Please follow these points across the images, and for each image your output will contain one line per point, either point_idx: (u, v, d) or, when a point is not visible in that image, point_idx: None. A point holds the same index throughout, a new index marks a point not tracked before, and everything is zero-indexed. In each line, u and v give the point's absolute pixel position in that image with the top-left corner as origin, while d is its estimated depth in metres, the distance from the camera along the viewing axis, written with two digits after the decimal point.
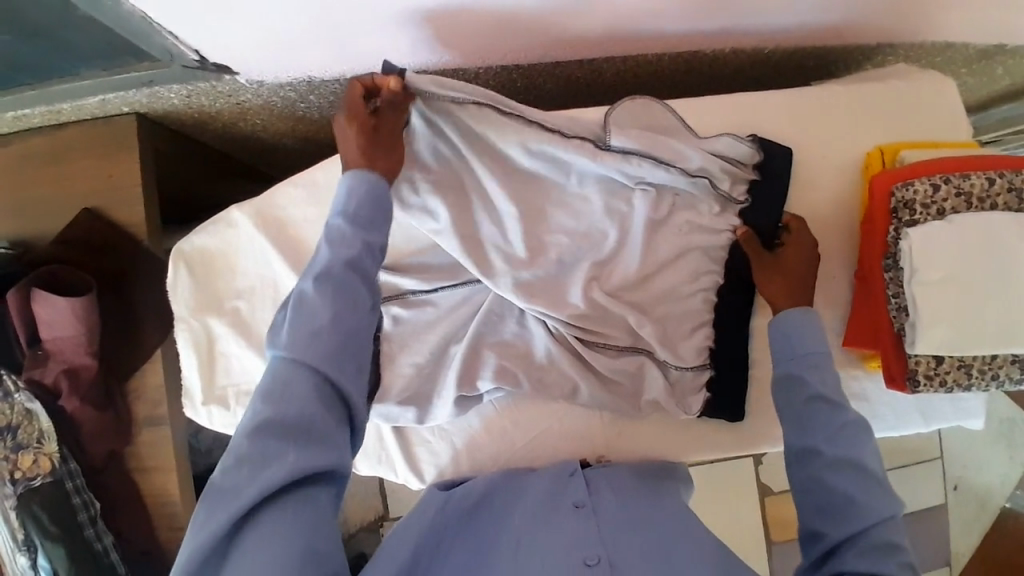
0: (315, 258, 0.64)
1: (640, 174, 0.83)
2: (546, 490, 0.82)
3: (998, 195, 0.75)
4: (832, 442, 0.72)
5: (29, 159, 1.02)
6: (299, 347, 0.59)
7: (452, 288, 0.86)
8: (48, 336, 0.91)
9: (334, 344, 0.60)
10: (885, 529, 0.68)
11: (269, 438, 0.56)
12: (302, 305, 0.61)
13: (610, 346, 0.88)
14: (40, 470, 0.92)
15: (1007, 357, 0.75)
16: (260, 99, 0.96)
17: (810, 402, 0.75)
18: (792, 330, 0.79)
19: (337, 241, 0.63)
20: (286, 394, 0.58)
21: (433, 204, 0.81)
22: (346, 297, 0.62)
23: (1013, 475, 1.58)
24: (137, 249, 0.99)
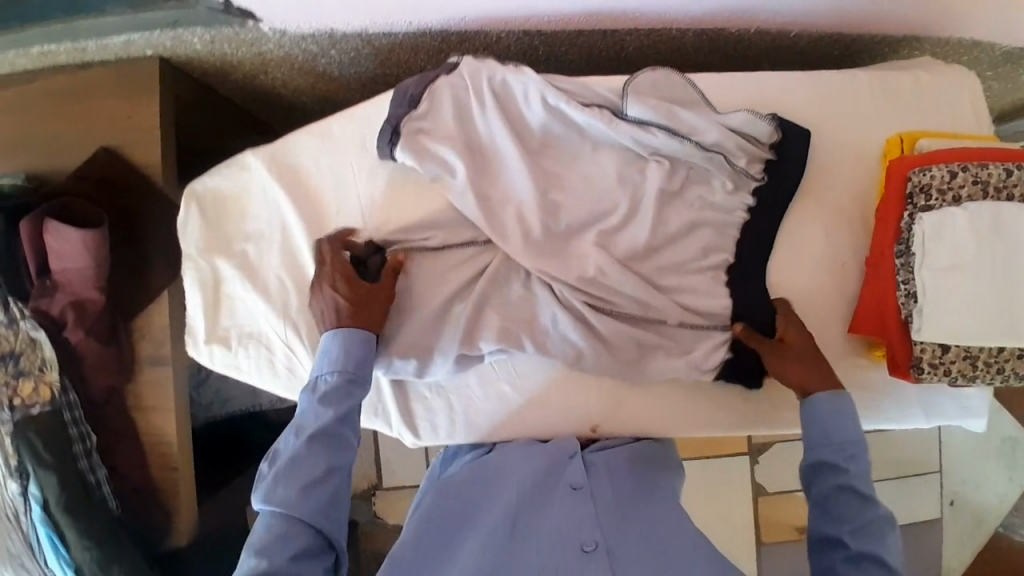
0: (304, 416, 0.74)
1: (654, 145, 0.83)
2: (543, 470, 0.83)
3: (1015, 186, 0.74)
4: (857, 537, 0.72)
5: (51, 95, 1.03)
6: (294, 505, 0.69)
7: (462, 246, 0.86)
8: (57, 267, 0.93)
9: (325, 500, 0.71)
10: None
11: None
12: (298, 465, 0.71)
13: (614, 316, 0.86)
14: (40, 398, 0.93)
15: (1014, 352, 0.74)
16: (282, 50, 0.97)
17: (838, 492, 0.75)
18: (821, 415, 0.78)
19: (329, 399, 0.74)
20: (282, 545, 0.68)
21: (453, 161, 0.83)
22: (336, 451, 0.73)
23: (1012, 495, 1.55)
24: (151, 190, 1.00)
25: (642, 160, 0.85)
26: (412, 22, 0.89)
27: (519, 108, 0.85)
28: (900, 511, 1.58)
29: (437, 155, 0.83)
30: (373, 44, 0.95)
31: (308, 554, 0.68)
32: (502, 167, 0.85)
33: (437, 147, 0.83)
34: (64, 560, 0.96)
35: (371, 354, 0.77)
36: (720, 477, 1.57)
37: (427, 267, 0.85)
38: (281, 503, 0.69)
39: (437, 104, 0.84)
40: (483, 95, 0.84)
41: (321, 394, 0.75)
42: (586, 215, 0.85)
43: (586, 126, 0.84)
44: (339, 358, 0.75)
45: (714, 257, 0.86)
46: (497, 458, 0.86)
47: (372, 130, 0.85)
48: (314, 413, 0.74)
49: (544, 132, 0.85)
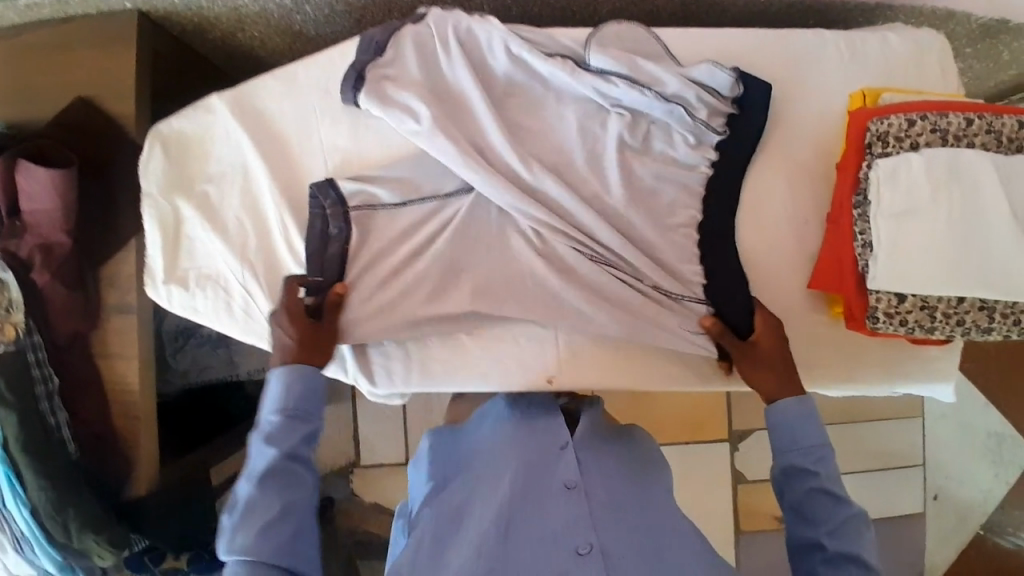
0: (254, 456, 0.70)
1: (614, 94, 0.83)
2: (532, 467, 0.77)
3: (975, 135, 0.73)
4: (836, 540, 0.69)
5: (31, 46, 1.05)
6: (255, 550, 0.64)
7: (419, 203, 0.85)
8: (27, 209, 0.94)
9: (286, 539, 0.66)
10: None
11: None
12: (252, 508, 0.66)
13: (577, 262, 0.86)
14: (4, 338, 0.92)
15: (974, 303, 0.73)
16: (257, 4, 0.98)
17: (813, 493, 0.71)
18: (787, 422, 0.75)
19: (278, 435, 0.71)
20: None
21: (415, 105, 0.82)
22: (293, 485, 0.69)
23: (997, 491, 1.52)
24: (124, 139, 1.01)
25: (604, 112, 0.85)
26: None
27: (484, 56, 0.85)
28: (883, 504, 1.55)
29: (400, 103, 0.82)
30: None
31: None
32: (467, 114, 0.85)
33: (401, 94, 0.82)
34: (19, 498, 0.95)
35: (316, 386, 0.74)
36: (699, 464, 1.54)
37: (388, 223, 0.85)
38: (240, 552, 0.65)
39: (400, 53, 0.83)
40: (444, 44, 0.84)
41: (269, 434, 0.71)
42: (548, 161, 0.85)
43: (550, 76, 0.84)
44: (282, 392, 0.72)
45: (674, 211, 0.85)
46: (484, 456, 0.79)
47: (336, 75, 0.86)
48: (263, 451, 0.69)
49: (507, 80, 0.85)
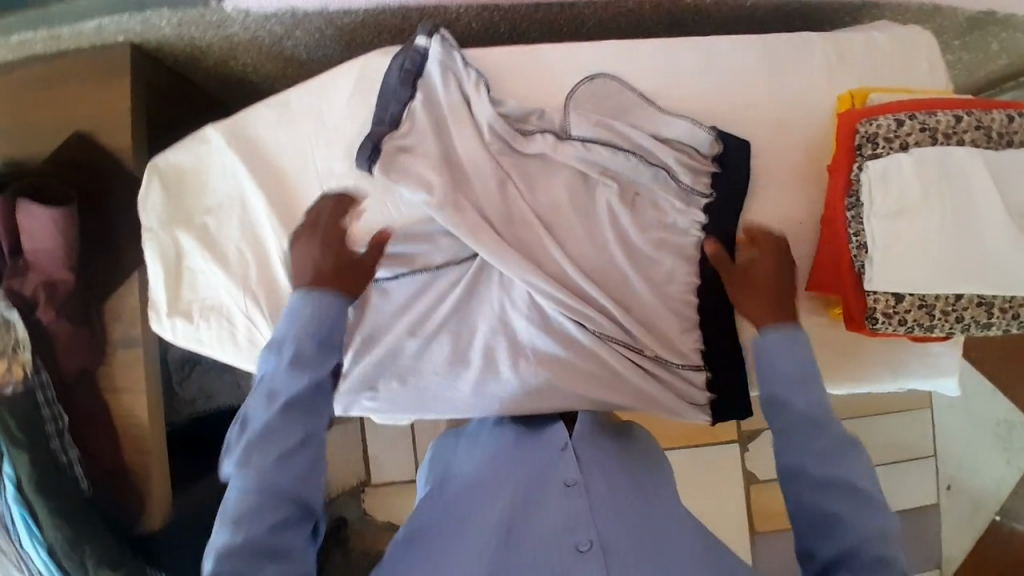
0: (277, 381, 0.70)
1: (599, 161, 0.84)
2: (534, 471, 0.75)
3: (964, 132, 0.74)
4: (820, 464, 0.70)
5: (26, 83, 1.05)
6: (271, 472, 0.65)
7: (408, 277, 0.86)
8: (28, 247, 0.94)
9: (303, 464, 0.67)
10: (871, 544, 0.66)
11: (247, 556, 0.61)
12: (272, 430, 0.67)
13: (575, 331, 0.86)
14: (12, 378, 0.93)
15: (972, 299, 0.73)
16: (247, 33, 0.98)
17: (797, 422, 0.73)
18: (770, 353, 0.77)
19: (301, 361, 0.71)
20: (262, 511, 0.63)
21: (429, 178, 0.82)
22: (312, 415, 0.69)
23: (1010, 478, 1.51)
24: (122, 172, 1.01)
25: (591, 180, 0.86)
26: None
27: (473, 111, 0.84)
28: (896, 496, 1.54)
29: (410, 173, 0.82)
30: (336, 24, 0.97)
31: (287, 519, 0.65)
32: (456, 167, 0.84)
33: (415, 167, 0.82)
34: (35, 538, 0.95)
35: (342, 316, 0.74)
36: (709, 466, 1.54)
37: (382, 301, 0.86)
38: (251, 474, 0.65)
39: (410, 110, 0.83)
40: (445, 94, 0.84)
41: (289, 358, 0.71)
42: (539, 213, 0.86)
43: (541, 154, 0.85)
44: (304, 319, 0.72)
45: (669, 220, 0.86)
46: (484, 462, 0.78)
47: (330, 101, 0.87)
48: (286, 378, 0.70)
49: (498, 140, 0.84)
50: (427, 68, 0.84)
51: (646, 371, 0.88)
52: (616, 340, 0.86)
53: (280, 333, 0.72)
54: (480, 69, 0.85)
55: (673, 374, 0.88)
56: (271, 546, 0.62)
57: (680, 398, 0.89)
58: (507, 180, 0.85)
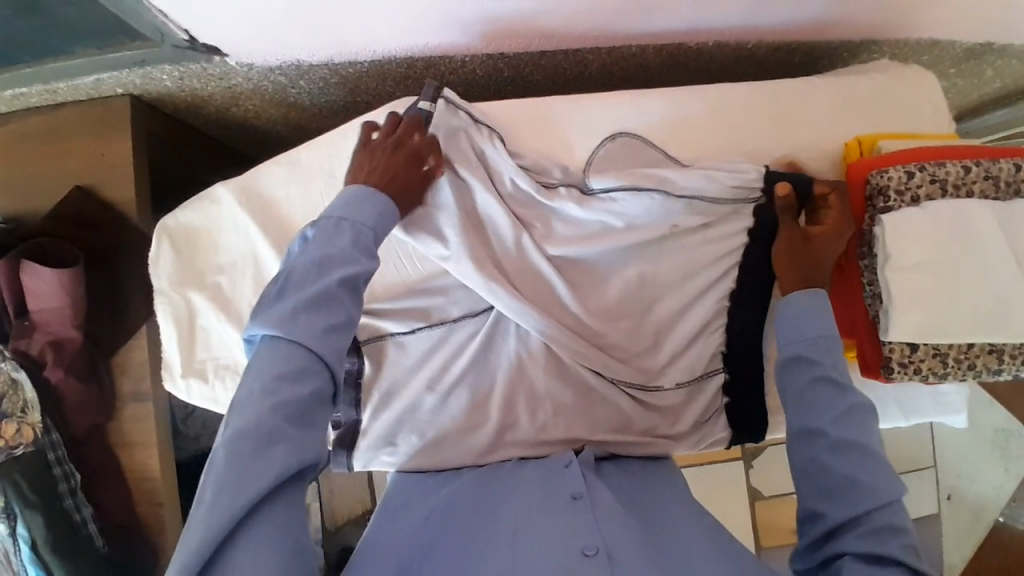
0: (328, 252, 0.64)
1: (617, 210, 0.83)
2: (542, 485, 0.77)
3: (973, 182, 0.76)
4: (839, 426, 0.68)
5: (23, 136, 1.04)
6: (316, 338, 0.60)
7: (425, 331, 0.87)
8: (35, 308, 0.93)
9: (343, 344, 0.62)
10: (884, 510, 0.65)
11: (275, 425, 0.56)
12: (322, 299, 0.61)
13: (592, 379, 0.87)
14: (23, 439, 0.91)
15: (983, 347, 0.76)
16: (251, 83, 0.98)
17: (814, 384, 0.71)
18: (798, 315, 0.74)
19: (354, 241, 0.65)
20: (299, 380, 0.58)
21: (447, 232, 0.82)
22: (357, 300, 0.64)
23: (1008, 486, 1.54)
24: (126, 226, 1.00)
25: (612, 232, 0.85)
26: (376, 49, 0.91)
27: (495, 169, 0.84)
28: None
29: (427, 229, 0.83)
30: (341, 74, 0.97)
31: (321, 397, 0.60)
32: (473, 217, 0.84)
33: (435, 219, 0.82)
34: None
35: (391, 215, 0.69)
36: (713, 484, 1.55)
37: (400, 355, 0.88)
38: (293, 335, 0.59)
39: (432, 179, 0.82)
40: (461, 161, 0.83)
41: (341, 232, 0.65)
42: (556, 266, 0.86)
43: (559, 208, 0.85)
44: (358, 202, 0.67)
45: (684, 267, 0.86)
46: (485, 475, 0.82)
47: (341, 160, 0.86)
48: (344, 254, 0.64)
49: (520, 195, 0.85)
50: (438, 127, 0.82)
51: (662, 413, 0.90)
52: (634, 385, 0.88)
53: (336, 214, 0.66)
54: (492, 125, 0.86)
55: (691, 411, 0.90)
56: (301, 424, 0.58)
57: (699, 433, 0.91)
58: (522, 235, 0.85)
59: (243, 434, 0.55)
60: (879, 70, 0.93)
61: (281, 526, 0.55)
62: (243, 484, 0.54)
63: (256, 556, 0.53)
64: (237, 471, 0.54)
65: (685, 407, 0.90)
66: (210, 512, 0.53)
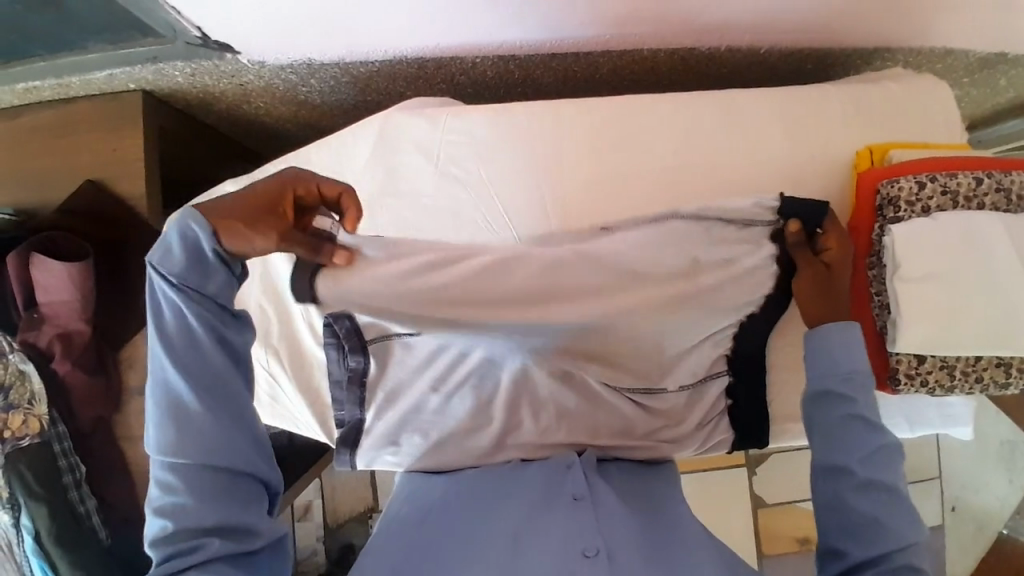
0: (157, 354, 0.61)
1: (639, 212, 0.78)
2: (544, 487, 0.78)
3: (986, 194, 0.76)
4: (866, 466, 0.69)
5: (36, 130, 1.05)
6: (185, 450, 0.59)
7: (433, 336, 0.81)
8: (44, 300, 0.94)
9: (223, 433, 0.60)
10: (904, 550, 0.66)
11: (181, 529, 0.59)
12: (177, 410, 0.60)
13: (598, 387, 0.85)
14: (29, 431, 0.93)
15: (991, 360, 0.76)
16: (262, 81, 0.98)
17: (846, 421, 0.71)
18: (828, 348, 0.73)
19: (185, 329, 0.60)
20: (189, 498, 0.59)
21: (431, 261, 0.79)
22: (216, 375, 0.61)
23: (1013, 499, 1.52)
24: (134, 221, 1.00)
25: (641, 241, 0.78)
26: (387, 49, 0.91)
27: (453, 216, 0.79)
28: None
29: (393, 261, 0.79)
30: (351, 73, 0.97)
31: (223, 490, 0.60)
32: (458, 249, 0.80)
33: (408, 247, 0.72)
34: None
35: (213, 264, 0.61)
36: (716, 489, 1.55)
37: (405, 357, 0.85)
38: (168, 457, 0.60)
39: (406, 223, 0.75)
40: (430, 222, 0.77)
41: (170, 326, 0.60)
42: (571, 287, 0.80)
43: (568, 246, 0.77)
44: (171, 269, 0.60)
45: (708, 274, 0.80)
46: (495, 477, 0.82)
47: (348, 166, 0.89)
48: (182, 358, 0.60)
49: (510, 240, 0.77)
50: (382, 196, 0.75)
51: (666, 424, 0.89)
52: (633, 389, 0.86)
53: (171, 292, 0.60)
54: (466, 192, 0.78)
55: (694, 413, 0.89)
56: (217, 516, 0.59)
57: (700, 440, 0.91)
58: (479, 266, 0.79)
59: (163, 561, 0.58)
60: (889, 79, 0.92)
61: None
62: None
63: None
64: None
65: (689, 414, 0.90)
66: None
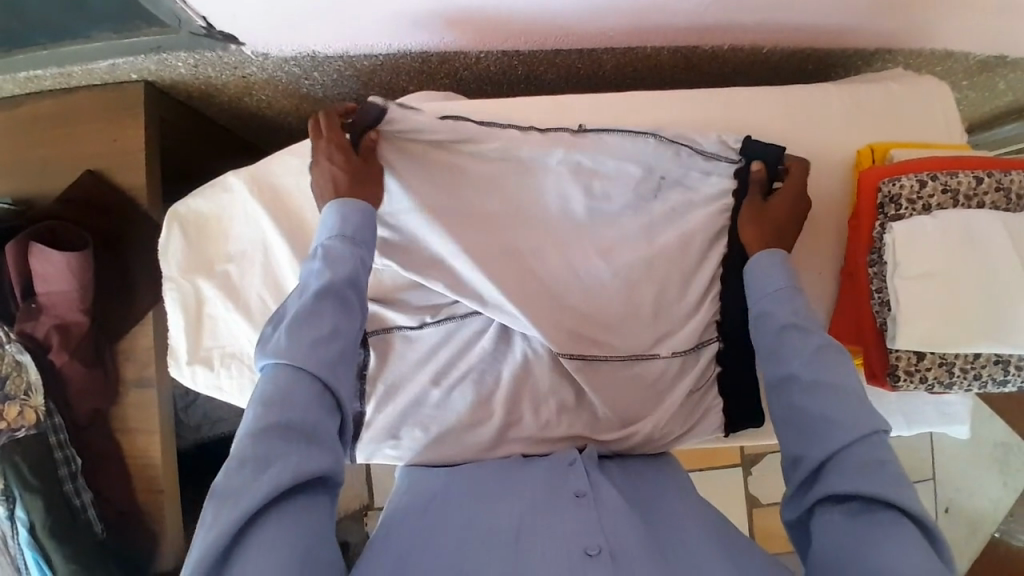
0: (308, 276, 0.69)
1: (625, 156, 0.84)
2: (546, 484, 0.77)
3: (985, 193, 0.77)
4: (810, 367, 0.69)
5: (35, 120, 1.04)
6: (303, 357, 0.63)
7: (435, 325, 0.87)
8: (42, 290, 0.93)
9: (336, 354, 0.64)
10: (863, 444, 0.64)
11: (273, 443, 0.58)
12: (306, 318, 0.64)
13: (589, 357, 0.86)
14: (25, 422, 0.91)
15: (990, 357, 0.77)
16: (265, 73, 0.98)
17: (783, 331, 0.72)
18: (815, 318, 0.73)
19: (334, 258, 0.69)
20: (291, 401, 0.60)
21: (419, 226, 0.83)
22: (343, 309, 0.67)
23: (1006, 499, 1.54)
24: (134, 212, 1.00)
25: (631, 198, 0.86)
26: (391, 43, 0.91)
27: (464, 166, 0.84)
28: None
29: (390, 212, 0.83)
30: (355, 66, 0.97)
31: (318, 409, 0.62)
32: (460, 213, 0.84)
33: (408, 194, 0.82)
34: None
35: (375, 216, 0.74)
36: (713, 490, 1.56)
37: (406, 349, 0.88)
38: (283, 358, 0.63)
39: (421, 166, 0.83)
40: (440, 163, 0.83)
41: (326, 253, 0.69)
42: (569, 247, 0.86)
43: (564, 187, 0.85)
44: (342, 217, 0.71)
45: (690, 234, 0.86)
46: (497, 466, 0.82)
47: None
48: (332, 280, 0.67)
49: (503, 197, 0.85)
50: (399, 141, 0.82)
51: (666, 398, 0.88)
52: (622, 355, 0.87)
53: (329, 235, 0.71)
54: (474, 126, 0.83)
55: (683, 384, 0.88)
56: (309, 429, 0.60)
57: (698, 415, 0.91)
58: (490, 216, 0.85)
59: (244, 459, 0.57)
60: (889, 80, 0.93)
61: (289, 527, 0.56)
62: (245, 496, 0.56)
63: (270, 553, 0.54)
64: (235, 489, 0.56)
65: (687, 388, 0.88)
66: (210, 532, 0.55)
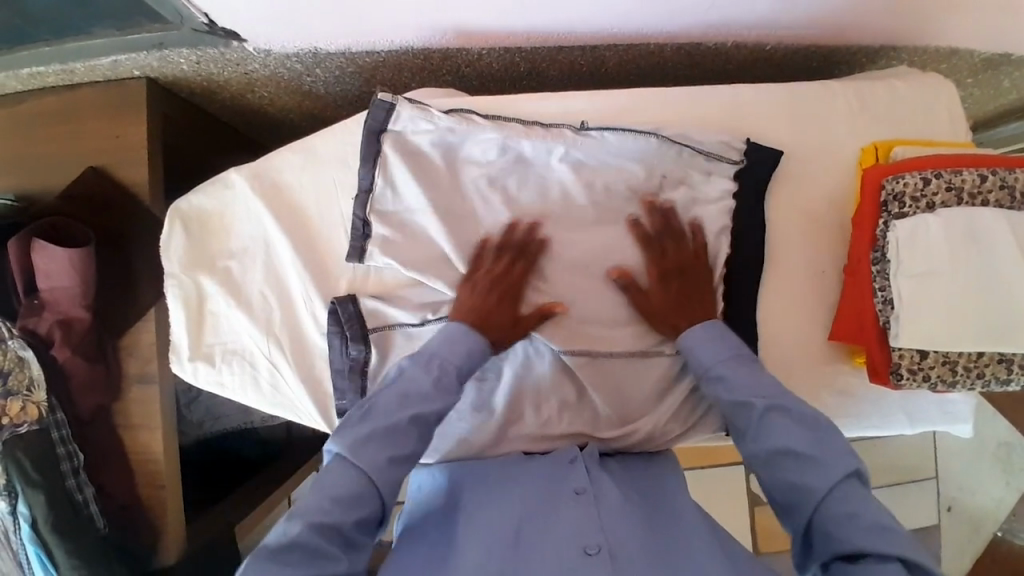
0: (404, 385, 0.74)
1: (623, 151, 0.84)
2: (546, 480, 0.77)
3: (990, 191, 0.76)
4: (763, 444, 0.71)
5: (38, 116, 1.04)
6: (381, 470, 0.68)
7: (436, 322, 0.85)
8: (45, 285, 0.93)
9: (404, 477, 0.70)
10: (845, 500, 0.65)
11: (326, 536, 0.63)
12: (395, 431, 0.70)
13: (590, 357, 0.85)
14: (28, 417, 0.91)
15: (993, 356, 0.76)
16: (267, 69, 0.98)
17: (736, 406, 0.74)
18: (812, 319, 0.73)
19: (427, 377, 0.75)
20: (354, 505, 0.66)
21: (422, 220, 0.84)
22: (422, 439, 0.72)
23: (1010, 498, 1.52)
24: (136, 207, 1.00)
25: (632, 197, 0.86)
26: (393, 40, 0.91)
27: (464, 160, 0.85)
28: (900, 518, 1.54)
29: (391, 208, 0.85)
30: (357, 63, 0.97)
31: (367, 523, 0.67)
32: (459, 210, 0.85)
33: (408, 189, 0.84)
34: None
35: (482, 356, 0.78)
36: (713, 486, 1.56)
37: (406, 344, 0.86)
38: (363, 459, 0.68)
39: (424, 163, 0.84)
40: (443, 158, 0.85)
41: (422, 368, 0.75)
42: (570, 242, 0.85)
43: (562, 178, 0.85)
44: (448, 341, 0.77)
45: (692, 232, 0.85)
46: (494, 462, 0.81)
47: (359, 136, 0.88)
48: (423, 398, 0.73)
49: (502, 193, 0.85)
50: (404, 139, 0.84)
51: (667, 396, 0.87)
52: (625, 353, 0.86)
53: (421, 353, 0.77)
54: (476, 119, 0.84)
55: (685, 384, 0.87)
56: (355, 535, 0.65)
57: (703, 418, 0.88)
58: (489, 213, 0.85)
59: (297, 542, 0.62)
60: (892, 77, 0.93)
61: None
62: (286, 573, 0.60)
63: None
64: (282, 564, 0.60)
65: (690, 388, 0.87)
66: None
